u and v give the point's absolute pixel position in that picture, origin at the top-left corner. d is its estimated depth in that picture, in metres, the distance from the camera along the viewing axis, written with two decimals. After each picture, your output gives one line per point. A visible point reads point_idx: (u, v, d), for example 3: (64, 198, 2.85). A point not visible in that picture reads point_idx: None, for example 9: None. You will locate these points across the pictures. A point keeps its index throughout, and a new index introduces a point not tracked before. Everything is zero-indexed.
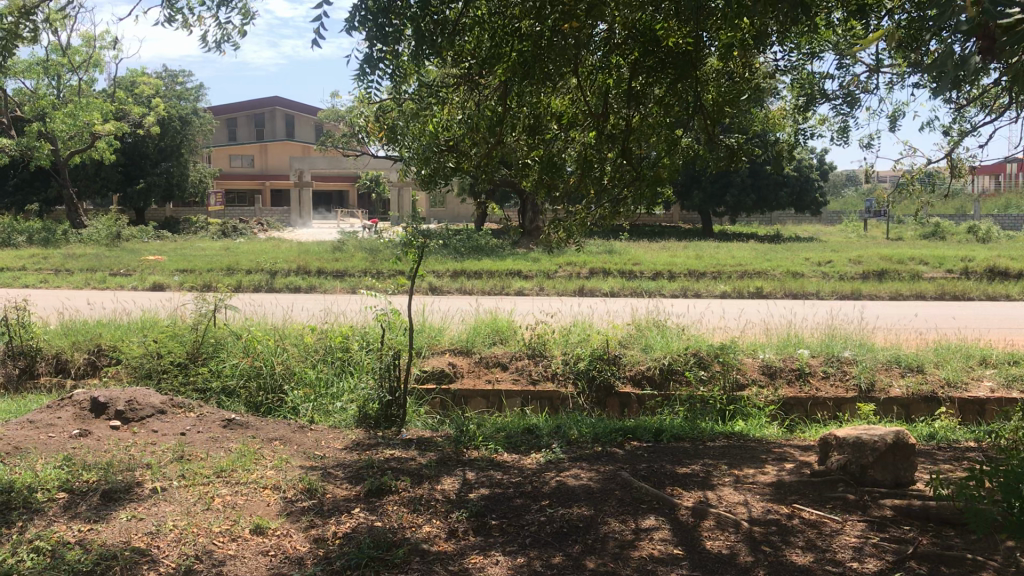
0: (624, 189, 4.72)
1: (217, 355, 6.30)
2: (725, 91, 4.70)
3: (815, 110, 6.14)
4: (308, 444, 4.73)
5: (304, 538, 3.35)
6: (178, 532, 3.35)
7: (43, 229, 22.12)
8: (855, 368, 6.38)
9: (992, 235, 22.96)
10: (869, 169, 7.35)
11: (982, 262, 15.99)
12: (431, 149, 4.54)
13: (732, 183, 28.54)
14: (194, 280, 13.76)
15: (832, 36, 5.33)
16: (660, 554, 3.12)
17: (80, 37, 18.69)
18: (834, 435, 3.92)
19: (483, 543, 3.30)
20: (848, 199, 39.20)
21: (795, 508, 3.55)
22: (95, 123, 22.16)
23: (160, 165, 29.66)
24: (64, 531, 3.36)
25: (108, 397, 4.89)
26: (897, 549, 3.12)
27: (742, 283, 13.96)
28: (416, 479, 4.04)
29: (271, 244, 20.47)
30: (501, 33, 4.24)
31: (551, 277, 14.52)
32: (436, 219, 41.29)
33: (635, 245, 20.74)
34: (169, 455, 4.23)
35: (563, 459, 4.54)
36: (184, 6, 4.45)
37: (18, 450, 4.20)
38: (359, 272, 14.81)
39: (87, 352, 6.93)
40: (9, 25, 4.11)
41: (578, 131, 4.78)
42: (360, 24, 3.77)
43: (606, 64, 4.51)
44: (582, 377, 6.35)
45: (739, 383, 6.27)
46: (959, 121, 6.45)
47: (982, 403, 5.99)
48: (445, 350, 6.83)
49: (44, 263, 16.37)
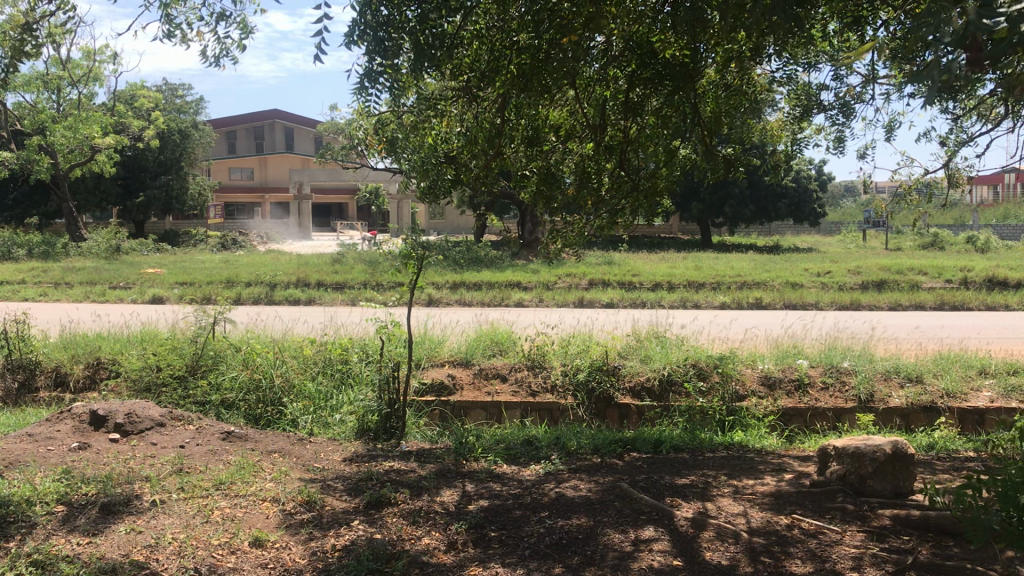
0: (621, 201, 4.79)
1: (216, 368, 6.29)
2: (723, 103, 4.76)
3: (811, 121, 6.17)
4: (308, 456, 4.73)
5: (304, 550, 3.34)
6: (178, 544, 3.35)
7: (42, 243, 22.15)
8: (855, 379, 6.37)
9: (991, 245, 23.07)
10: (866, 179, 7.40)
11: (982, 271, 16.03)
12: (429, 161, 4.62)
13: (731, 194, 28.63)
14: (193, 293, 13.79)
15: (830, 48, 5.37)
16: (660, 564, 3.11)
17: (80, 51, 18.83)
18: (834, 445, 3.94)
19: (482, 555, 3.29)
20: (847, 209, 39.28)
21: (795, 519, 3.55)
22: (95, 137, 22.26)
23: (160, 178, 29.75)
24: (63, 544, 3.35)
25: (107, 409, 4.89)
26: (897, 558, 3.11)
27: (741, 294, 13.99)
28: (416, 491, 4.04)
29: (271, 257, 20.52)
30: (500, 46, 4.32)
31: (550, 288, 14.56)
32: (437, 231, 41.43)
33: (635, 256, 20.80)
34: (168, 468, 4.22)
35: (563, 470, 4.54)
36: (184, 21, 4.50)
37: (17, 463, 4.20)
38: (359, 283, 14.84)
39: (86, 365, 6.93)
40: (14, 40, 4.15)
41: (575, 142, 4.89)
42: (359, 38, 3.83)
43: (604, 77, 4.57)
44: (582, 388, 6.35)
45: (738, 395, 6.27)
46: (956, 131, 6.50)
47: (982, 413, 6.02)
48: (445, 361, 6.85)
49: (44, 276, 16.41)
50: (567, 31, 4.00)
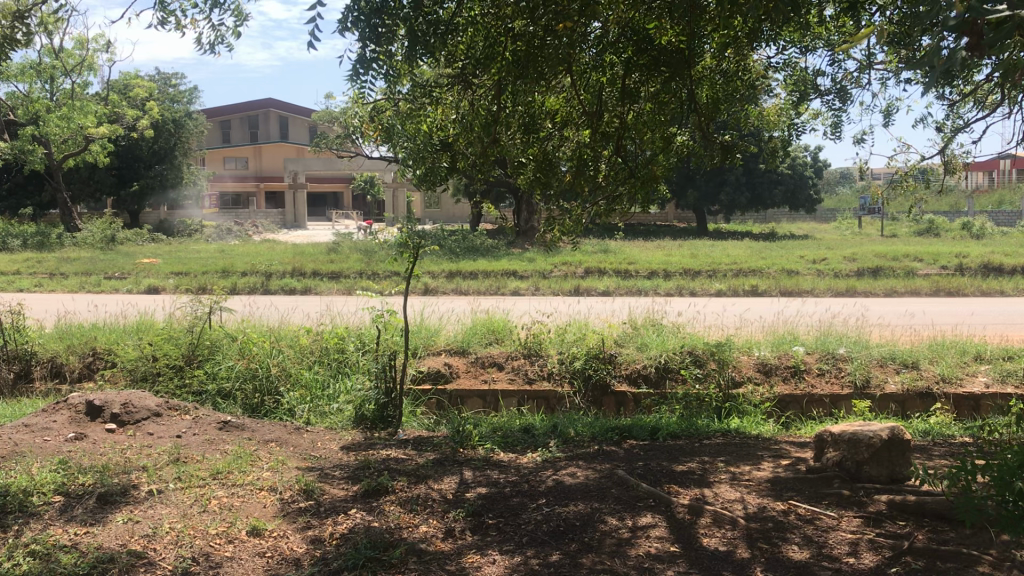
0: (618, 187, 4.74)
1: (213, 357, 6.28)
2: (721, 88, 4.75)
3: (808, 105, 6.14)
4: (305, 445, 4.74)
5: (302, 539, 3.35)
6: (175, 533, 3.35)
7: (37, 233, 22.09)
8: (851, 365, 6.39)
9: (986, 231, 23.13)
10: (862, 166, 7.40)
11: (977, 258, 16.11)
12: (427, 148, 4.61)
13: (727, 180, 28.90)
14: (189, 283, 13.76)
15: (825, 34, 5.36)
16: (657, 551, 3.13)
17: (74, 40, 18.81)
18: (830, 431, 3.96)
19: (480, 542, 3.30)
20: (846, 197, 39.59)
21: (791, 505, 3.56)
22: (88, 127, 22.24)
23: (154, 168, 29.81)
24: (61, 534, 3.35)
25: (104, 399, 4.87)
26: (893, 544, 3.12)
27: (737, 281, 14.05)
28: (414, 478, 4.06)
29: (267, 246, 20.72)
30: (495, 33, 4.30)
31: (547, 276, 14.59)
32: (432, 220, 41.31)
33: (630, 244, 20.88)
34: (165, 458, 4.22)
35: (561, 457, 4.55)
36: (178, 8, 4.48)
37: (13, 454, 4.18)
38: (355, 273, 14.85)
39: (82, 356, 6.92)
40: (7, 28, 4.11)
41: (571, 129, 4.86)
42: (353, 25, 3.80)
43: (600, 63, 4.46)
44: (579, 376, 6.36)
45: (734, 381, 6.28)
46: (952, 118, 6.51)
47: (977, 399, 6.04)
48: (441, 350, 6.84)
49: (38, 266, 16.36)
50: (562, 18, 4.04)
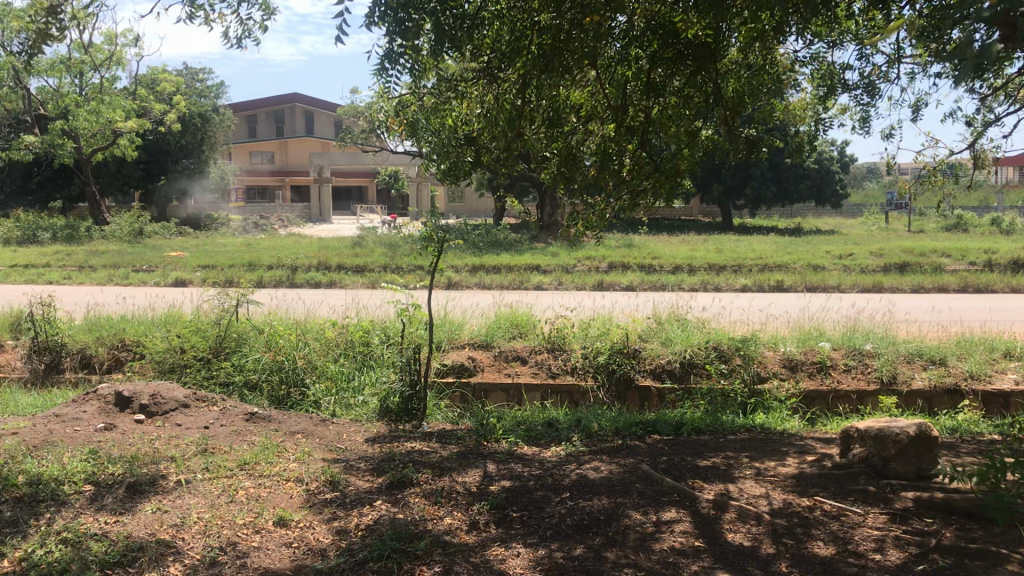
0: (642, 182, 4.58)
1: (240, 350, 6.39)
2: (746, 82, 4.73)
3: (835, 100, 6.07)
4: (331, 437, 4.80)
5: (327, 530, 3.40)
6: (203, 524, 3.42)
7: (66, 226, 22.44)
8: (878, 361, 6.33)
9: (1017, 227, 22.69)
10: (890, 161, 7.30)
11: (1008, 254, 15.80)
12: (452, 142, 4.54)
13: (752, 175, 28.61)
14: (215, 276, 13.93)
15: (851, 27, 5.30)
16: (682, 545, 3.14)
17: (103, 36, 19.08)
18: (856, 427, 3.94)
19: (504, 535, 3.34)
20: (874, 192, 38.97)
21: (817, 501, 3.55)
22: (116, 121, 22.58)
23: (181, 162, 30.18)
24: (92, 522, 3.43)
25: (133, 390, 4.98)
26: (920, 541, 3.10)
27: (762, 276, 13.93)
28: (439, 471, 4.10)
29: (291, 240, 20.90)
30: (521, 27, 4.34)
31: (569, 270, 14.58)
32: (454, 214, 41.39)
33: (654, 239, 20.77)
34: (193, 448, 4.30)
35: (584, 451, 4.57)
36: (206, 4, 4.54)
37: (46, 443, 4.29)
38: (378, 267, 14.93)
39: (111, 347, 7.06)
40: (41, 24, 4.19)
41: (595, 123, 4.90)
42: (380, 19, 3.83)
43: (626, 56, 4.54)
44: (602, 371, 6.36)
45: (759, 376, 6.26)
46: (983, 112, 6.40)
47: (1007, 396, 5.95)
48: (465, 344, 6.88)
49: (68, 259, 16.66)
50: (588, 12, 4.02)
